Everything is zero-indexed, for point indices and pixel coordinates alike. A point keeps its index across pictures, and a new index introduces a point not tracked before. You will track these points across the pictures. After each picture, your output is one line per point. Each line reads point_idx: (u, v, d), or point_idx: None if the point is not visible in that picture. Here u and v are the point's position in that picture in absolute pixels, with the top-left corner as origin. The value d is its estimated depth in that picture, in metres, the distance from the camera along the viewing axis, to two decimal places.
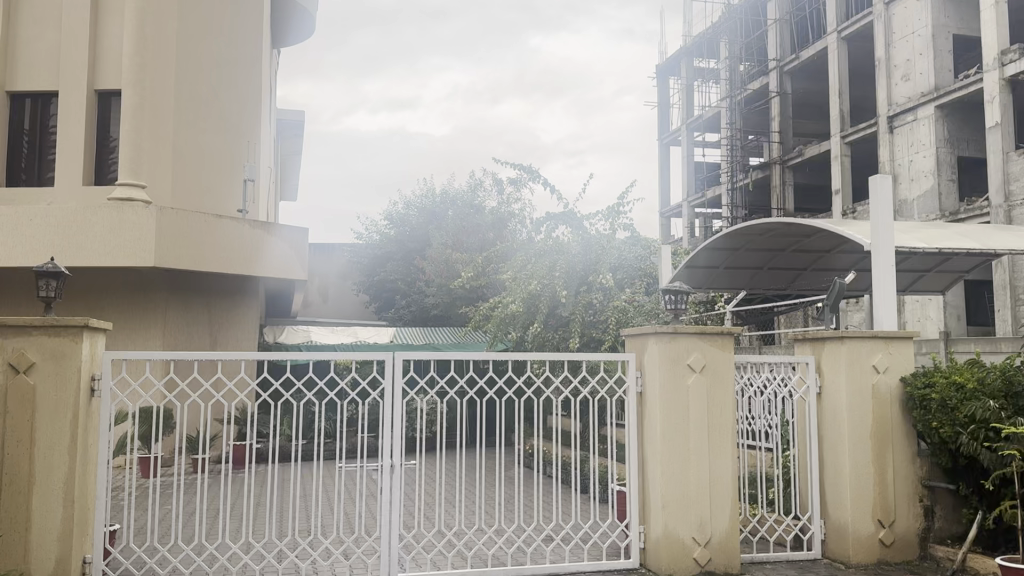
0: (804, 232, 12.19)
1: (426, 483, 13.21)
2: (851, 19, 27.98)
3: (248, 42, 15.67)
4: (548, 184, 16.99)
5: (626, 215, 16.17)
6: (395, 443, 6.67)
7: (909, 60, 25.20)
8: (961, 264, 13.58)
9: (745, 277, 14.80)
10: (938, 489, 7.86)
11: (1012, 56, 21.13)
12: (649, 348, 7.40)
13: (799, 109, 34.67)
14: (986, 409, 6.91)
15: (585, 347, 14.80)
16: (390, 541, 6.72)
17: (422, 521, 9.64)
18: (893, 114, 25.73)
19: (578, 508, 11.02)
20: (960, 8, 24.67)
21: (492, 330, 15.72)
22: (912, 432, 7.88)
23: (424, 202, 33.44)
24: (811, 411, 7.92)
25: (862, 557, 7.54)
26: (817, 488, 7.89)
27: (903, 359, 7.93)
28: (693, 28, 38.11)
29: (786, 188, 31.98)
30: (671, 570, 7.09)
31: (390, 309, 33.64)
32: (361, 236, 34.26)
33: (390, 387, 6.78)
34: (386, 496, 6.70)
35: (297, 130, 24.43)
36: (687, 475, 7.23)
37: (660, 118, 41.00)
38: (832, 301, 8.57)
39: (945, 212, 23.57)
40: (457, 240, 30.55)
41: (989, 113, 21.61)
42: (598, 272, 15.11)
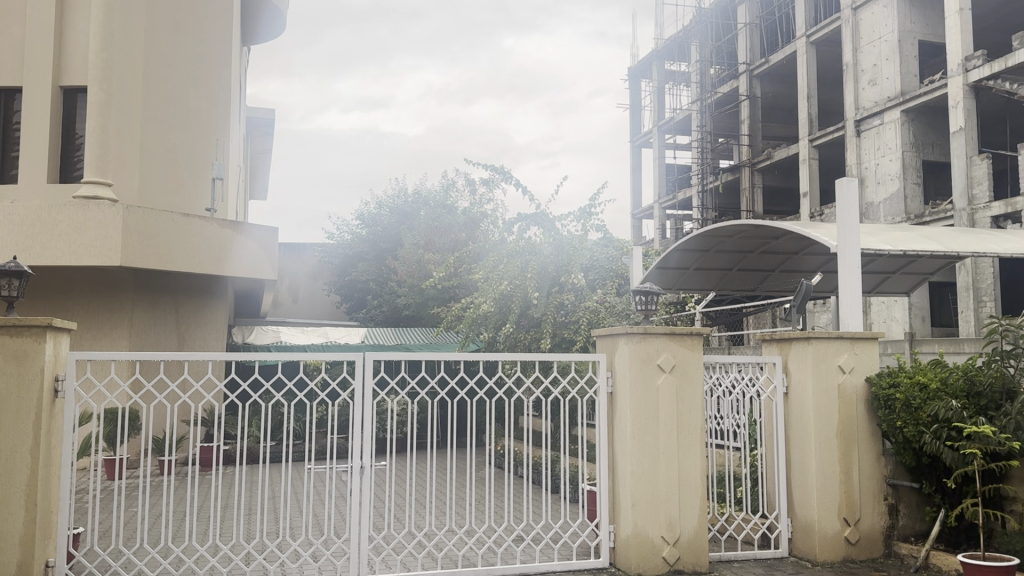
0: (773, 233, 12.29)
1: (396, 484, 13.20)
2: (819, 24, 28.33)
3: (214, 40, 15.52)
4: (520, 184, 17.04)
5: (597, 216, 16.26)
6: (365, 444, 6.62)
7: (876, 65, 25.59)
8: (926, 266, 13.81)
9: (714, 277, 14.91)
10: (902, 488, 7.99)
11: (976, 62, 21.54)
12: (619, 349, 7.44)
13: (768, 113, 35.04)
14: (948, 409, 7.03)
15: (556, 346, 14.89)
16: (360, 542, 6.69)
17: (392, 522, 9.68)
18: (860, 118, 26.11)
19: (551, 508, 11.11)
20: (925, 15, 25.10)
21: (464, 330, 15.68)
22: (877, 432, 8.00)
23: (396, 202, 33.29)
24: (778, 410, 8.03)
25: (828, 555, 7.64)
26: (784, 487, 7.99)
27: (868, 359, 8.06)
28: (665, 31, 38.39)
29: (755, 191, 32.30)
30: (640, 568, 7.12)
31: (361, 309, 33.49)
32: (333, 236, 34.09)
33: (361, 388, 6.73)
34: (356, 496, 6.66)
35: (267, 128, 24.20)
36: (657, 474, 7.28)
37: (631, 120, 41.19)
38: (799, 302, 8.73)
39: (910, 215, 23.99)
40: (429, 240, 30.84)
41: (953, 118, 22.01)
42: (570, 272, 15.24)
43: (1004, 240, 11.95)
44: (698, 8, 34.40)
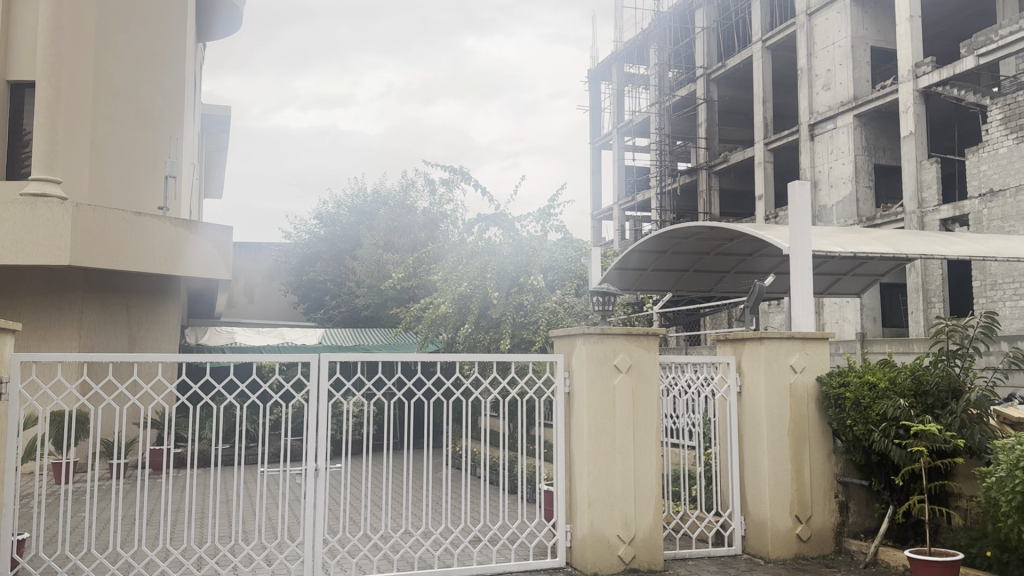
0: (729, 235, 12.46)
1: (352, 487, 13.10)
2: (775, 29, 28.76)
3: (167, 35, 15.29)
4: (479, 185, 17.06)
5: (557, 217, 16.32)
6: (320, 446, 6.54)
7: (830, 70, 26.06)
8: (876, 268, 14.12)
9: (672, 278, 15.05)
10: (852, 486, 8.14)
11: (925, 68, 22.05)
12: (577, 348, 7.47)
13: (724, 116, 35.54)
14: (897, 408, 7.19)
15: (516, 347, 14.92)
16: (314, 546, 6.61)
17: (349, 524, 9.63)
18: (813, 122, 26.58)
19: (510, 509, 11.16)
20: (877, 22, 25.64)
21: (423, 331, 15.61)
22: (828, 430, 8.14)
23: (355, 201, 33.02)
24: (732, 409, 8.13)
25: (780, 552, 7.75)
26: (738, 485, 8.09)
27: (819, 359, 8.20)
28: (624, 34, 38.70)
29: (712, 193, 32.64)
30: (597, 568, 7.16)
31: (319, 309, 33.16)
32: (290, 235, 33.67)
33: (316, 389, 6.66)
34: (310, 499, 6.57)
35: (223, 125, 23.79)
36: (613, 474, 7.32)
37: (591, 122, 41.38)
38: (752, 302, 8.87)
39: (862, 218, 24.50)
40: (388, 240, 30.74)
41: (903, 123, 22.49)
42: (530, 273, 15.25)
43: (950, 241, 12.27)
44: (657, 12, 34.74)
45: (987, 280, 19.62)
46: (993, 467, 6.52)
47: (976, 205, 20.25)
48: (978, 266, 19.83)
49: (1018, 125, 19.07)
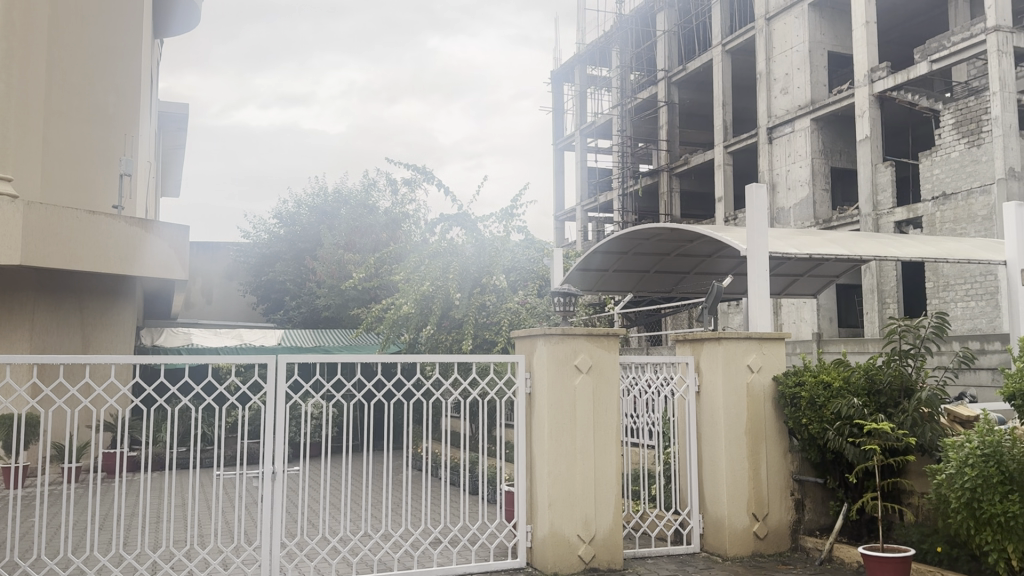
0: (688, 237, 12.60)
1: (311, 489, 12.97)
2: (735, 33, 29.14)
3: (117, 30, 14.95)
4: (442, 185, 17.04)
5: (519, 218, 16.35)
6: (278, 449, 6.46)
7: (787, 74, 26.48)
8: (832, 269, 14.35)
9: (632, 279, 15.14)
10: (808, 484, 8.27)
11: (880, 74, 22.49)
12: (538, 348, 7.47)
13: (685, 118, 35.95)
14: (850, 407, 7.33)
15: (478, 348, 14.93)
16: (271, 550, 6.52)
17: (307, 527, 9.55)
18: (772, 125, 26.97)
19: (470, 511, 11.17)
20: (833, 27, 26.12)
21: (385, 331, 15.53)
22: (784, 429, 8.26)
23: (315, 200, 32.69)
24: (690, 409, 8.21)
25: (738, 550, 7.85)
26: (696, 484, 8.17)
27: (774, 359, 8.31)
28: (586, 36, 38.94)
29: (673, 195, 32.90)
30: (557, 568, 7.18)
31: (279, 310, 32.78)
32: (248, 234, 33.23)
33: (273, 391, 6.56)
34: (267, 503, 6.48)
35: (180, 122, 23.38)
36: (573, 474, 7.35)
37: (554, 123, 41.49)
38: (711, 304, 9.08)
39: (819, 220, 24.92)
40: (349, 241, 30.64)
41: (859, 127, 22.90)
42: (492, 273, 15.25)
43: (902, 244, 12.55)
44: (619, 15, 34.99)
45: (940, 281, 20.08)
46: (943, 464, 6.67)
47: (929, 208, 20.71)
48: (931, 267, 20.27)
49: (970, 130, 19.56)
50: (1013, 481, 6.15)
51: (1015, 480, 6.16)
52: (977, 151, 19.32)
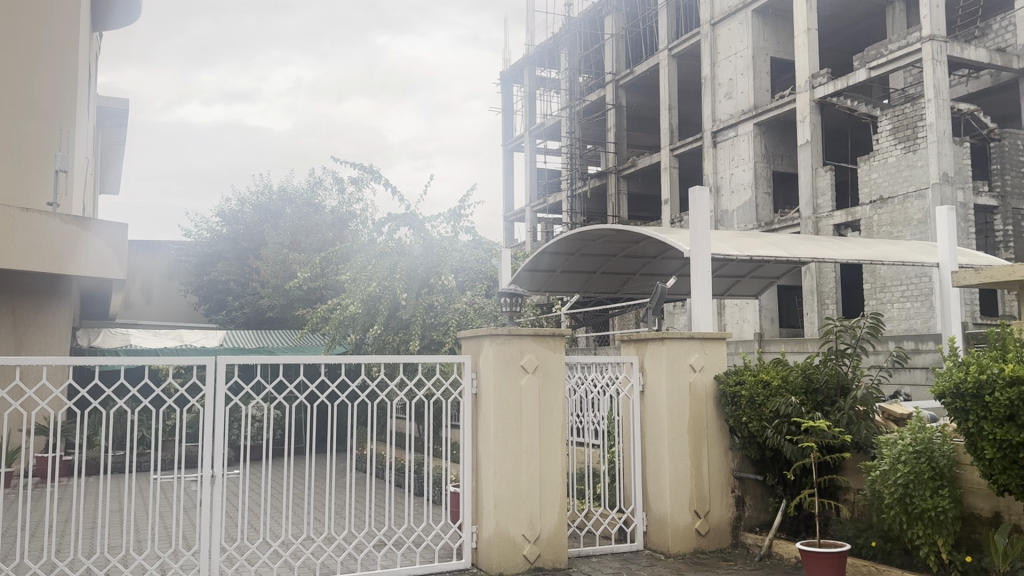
0: (635, 238, 12.74)
1: (251, 493, 12.78)
2: (681, 38, 29.56)
3: (52, 22, 14.25)
4: (389, 185, 16.95)
5: (467, 218, 16.33)
6: (217, 452, 6.33)
7: (731, 79, 26.95)
8: (773, 271, 14.65)
9: (579, 280, 15.22)
10: (748, 481, 8.42)
11: (821, 80, 23.03)
12: (483, 349, 7.46)
13: (632, 121, 36.39)
14: (788, 405, 7.51)
15: (425, 348, 14.95)
16: (210, 554, 6.38)
17: (246, 531, 9.42)
18: (716, 129, 27.44)
19: (416, 512, 11.15)
20: (775, 34, 26.67)
21: (330, 332, 15.35)
22: (725, 428, 8.40)
23: (260, 199, 32.16)
24: (634, 409, 8.31)
25: (679, 547, 7.97)
26: (640, 482, 8.28)
27: (716, 359, 8.46)
28: (535, 38, 39.10)
29: (621, 197, 33.19)
30: (502, 568, 7.18)
31: (221, 311, 32.16)
32: (190, 232, 32.58)
33: (212, 394, 6.43)
34: (205, 506, 6.35)
35: (121, 118, 22.76)
36: (518, 474, 7.36)
37: (503, 124, 41.52)
38: (655, 304, 9.24)
39: (761, 223, 25.42)
40: (295, 240, 30.31)
41: (800, 132, 23.40)
42: (440, 274, 15.19)
43: (840, 246, 12.87)
44: (567, 17, 35.21)
45: (877, 282, 20.65)
46: (877, 461, 6.85)
47: (867, 211, 21.31)
48: (869, 269, 20.84)
49: (906, 136, 20.14)
50: (943, 476, 6.39)
51: (944, 475, 6.40)
52: (913, 156, 19.92)
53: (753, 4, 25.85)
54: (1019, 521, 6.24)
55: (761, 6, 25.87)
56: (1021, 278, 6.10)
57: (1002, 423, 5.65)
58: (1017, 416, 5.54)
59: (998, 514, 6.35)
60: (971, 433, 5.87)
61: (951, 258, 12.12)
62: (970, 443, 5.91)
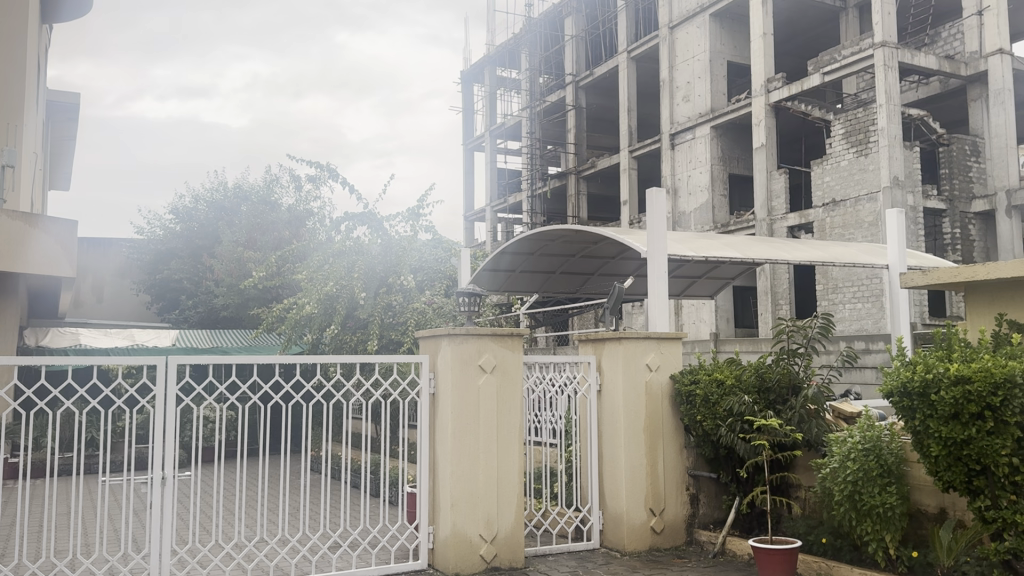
0: (593, 239, 12.80)
1: (202, 496, 12.55)
2: (639, 41, 29.83)
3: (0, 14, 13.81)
4: (347, 184, 16.83)
5: (425, 217, 16.29)
6: (167, 454, 6.20)
7: (689, 82, 27.24)
8: (729, 271, 14.83)
9: (538, 280, 15.25)
10: (702, 479, 8.52)
11: (776, 84, 23.38)
12: (441, 348, 7.44)
13: (591, 123, 36.64)
14: (741, 404, 7.62)
15: (383, 348, 14.74)
16: (161, 557, 6.26)
17: (198, 533, 9.31)
18: (674, 131, 27.72)
19: (372, 514, 11.09)
20: (732, 38, 27.05)
21: (286, 332, 15.18)
22: (680, 427, 8.50)
23: (214, 195, 31.60)
24: (591, 408, 8.36)
25: (635, 545, 8.04)
26: (597, 481, 8.33)
27: (672, 359, 8.55)
28: (496, 38, 39.11)
29: (580, 197, 33.31)
30: (458, 568, 7.17)
31: (174, 309, 31.64)
32: (143, 230, 32.00)
33: (163, 394, 6.32)
34: (155, 509, 6.22)
35: (71, 112, 22.21)
36: (475, 473, 7.36)
37: (463, 123, 41.42)
38: (613, 305, 9.32)
39: (717, 224, 25.74)
40: (250, 238, 29.96)
41: (756, 135, 23.73)
42: (399, 273, 15.15)
43: (793, 247, 13.10)
44: (527, 18, 35.27)
45: (829, 283, 21.05)
46: (828, 459, 6.98)
47: (819, 214, 21.72)
48: (821, 271, 21.23)
49: (858, 140, 20.57)
50: (891, 474, 6.54)
51: (892, 473, 6.54)
52: (865, 160, 20.35)
53: (710, 8, 26.18)
54: (962, 517, 6.42)
55: (718, 11, 26.21)
56: (966, 280, 6.27)
57: (947, 421, 5.80)
58: (962, 414, 5.71)
59: (943, 510, 6.54)
60: (917, 431, 6.01)
61: (900, 260, 12.41)
62: (917, 441, 6.05)
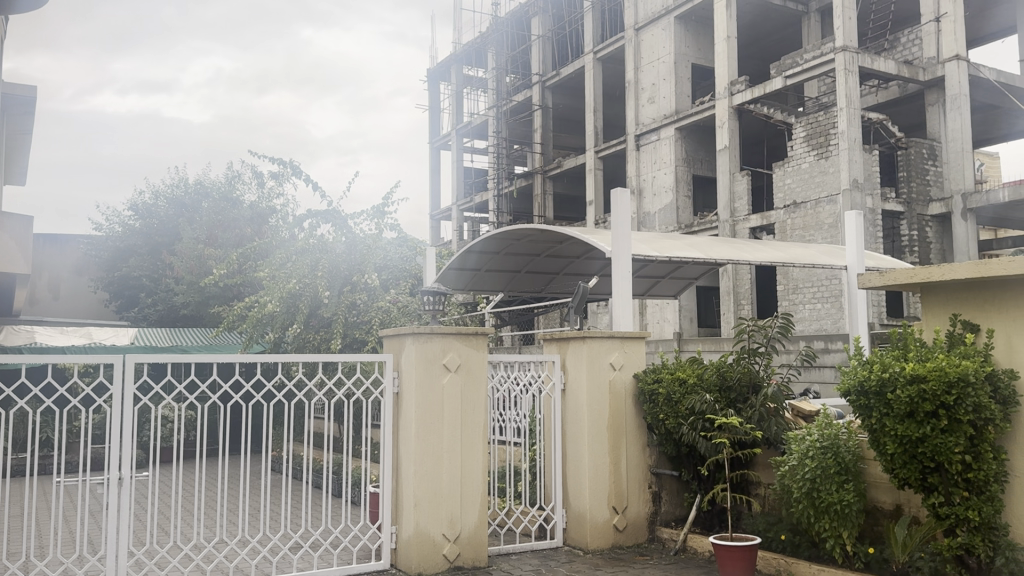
0: (558, 238, 12.83)
1: (160, 497, 12.37)
2: (606, 41, 29.97)
3: None
4: (311, 181, 16.68)
5: (390, 215, 16.21)
6: (124, 455, 6.08)
7: (654, 84, 27.43)
8: (692, 271, 14.99)
9: (503, 279, 15.26)
10: (665, 476, 8.61)
11: (739, 87, 23.64)
12: (406, 348, 7.40)
13: (557, 123, 36.76)
14: (703, 402, 7.69)
15: (347, 347, 14.67)
16: (118, 558, 6.15)
17: (155, 534, 9.20)
18: (639, 132, 27.91)
19: (334, 515, 11.01)
20: (696, 41, 27.32)
21: (248, 330, 15.02)
22: (643, 427, 8.57)
23: (174, 191, 31.01)
24: (556, 407, 8.39)
25: (598, 543, 8.09)
26: (560, 479, 8.36)
27: (636, 358, 8.61)
28: (462, 36, 39.05)
29: (546, 197, 33.39)
30: (421, 568, 7.15)
31: (133, 307, 31.20)
32: (100, 226, 31.45)
33: (120, 392, 6.19)
34: (112, 510, 6.10)
35: (26, 106, 21.67)
36: (439, 473, 7.34)
37: (429, 122, 41.28)
38: (577, 304, 9.37)
39: (681, 224, 25.96)
40: (211, 235, 29.51)
41: (719, 137, 23.98)
42: (364, 272, 15.05)
43: (755, 248, 13.27)
44: (494, 17, 35.26)
45: (790, 284, 21.35)
46: (787, 456, 7.08)
47: (781, 215, 22.04)
48: (783, 271, 21.53)
49: (819, 143, 20.90)
50: (848, 471, 6.64)
51: (850, 470, 6.65)
52: (825, 162, 20.67)
53: (675, 10, 26.41)
54: (917, 513, 6.56)
55: (683, 13, 26.44)
56: (921, 282, 6.39)
57: (903, 420, 5.92)
58: (918, 412, 5.83)
59: (900, 507, 6.67)
60: (874, 430, 6.13)
61: (858, 261, 12.65)
62: (874, 440, 6.16)
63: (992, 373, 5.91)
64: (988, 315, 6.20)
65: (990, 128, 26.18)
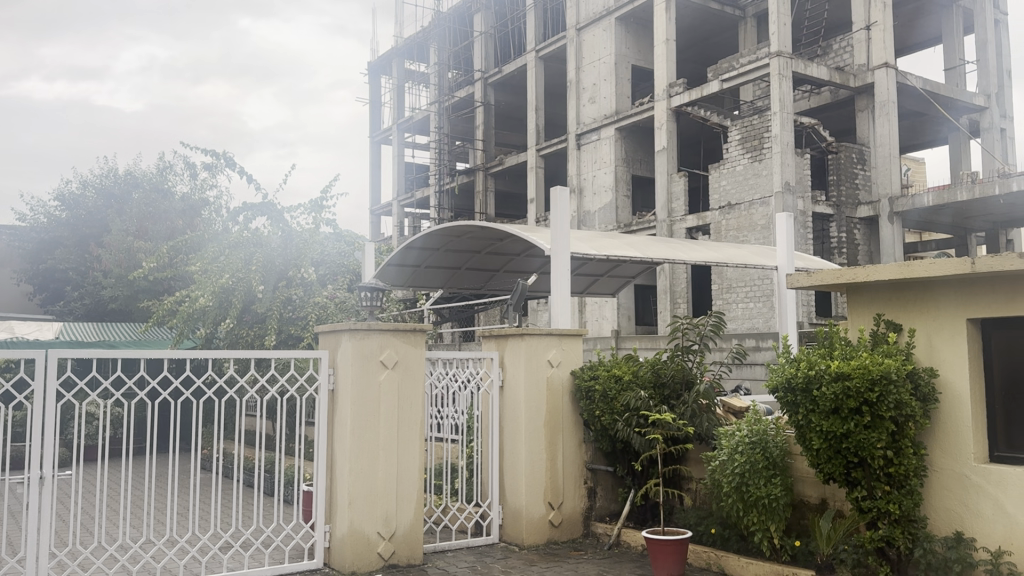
0: (498, 236, 12.85)
1: (83, 497, 11.94)
2: (547, 40, 30.10)
3: None
4: (245, 173, 16.38)
5: (328, 210, 16.02)
6: (46, 453, 5.85)
7: (595, 84, 27.68)
8: (629, 270, 15.19)
9: (442, 276, 15.22)
10: (599, 472, 8.72)
11: (677, 89, 23.96)
12: (341, 345, 7.32)
13: (499, 120, 36.79)
14: (638, 399, 7.81)
15: (281, 343, 14.38)
16: (38, 560, 5.93)
17: (79, 535, 8.95)
18: (580, 132, 28.13)
19: (268, 513, 10.82)
20: (637, 42, 27.65)
21: (179, 326, 14.65)
22: (579, 423, 8.65)
23: (103, 181, 30.02)
24: (493, 403, 8.41)
25: (534, 539, 8.15)
26: (497, 475, 8.39)
27: (572, 355, 8.69)
28: (404, 30, 38.76)
29: (488, 194, 33.37)
30: (354, 567, 7.11)
31: (59, 301, 30.72)
32: (25, 217, 30.44)
33: (42, 389, 5.97)
34: (32, 510, 5.87)
35: None
36: (375, 470, 7.29)
37: (371, 116, 40.87)
38: (516, 300, 9.39)
39: (620, 223, 26.28)
40: (141, 228, 28.51)
41: (657, 138, 24.31)
42: (299, 267, 14.85)
43: (691, 248, 13.49)
44: (437, 12, 35.11)
45: (724, 284, 21.82)
46: (717, 451, 7.25)
47: (716, 216, 22.51)
48: (717, 271, 21.97)
49: (753, 146, 21.39)
50: (776, 466, 6.82)
51: (777, 465, 6.83)
52: (759, 165, 21.16)
53: (617, 11, 26.65)
54: (841, 507, 6.77)
55: (624, 14, 26.71)
56: (848, 282, 6.59)
57: (827, 416, 6.11)
58: (842, 408, 6.02)
59: (825, 501, 6.88)
60: (800, 425, 6.30)
61: (788, 262, 12.99)
62: (800, 435, 6.34)
63: (913, 372, 6.15)
64: (911, 316, 6.43)
65: (916, 134, 27.15)
